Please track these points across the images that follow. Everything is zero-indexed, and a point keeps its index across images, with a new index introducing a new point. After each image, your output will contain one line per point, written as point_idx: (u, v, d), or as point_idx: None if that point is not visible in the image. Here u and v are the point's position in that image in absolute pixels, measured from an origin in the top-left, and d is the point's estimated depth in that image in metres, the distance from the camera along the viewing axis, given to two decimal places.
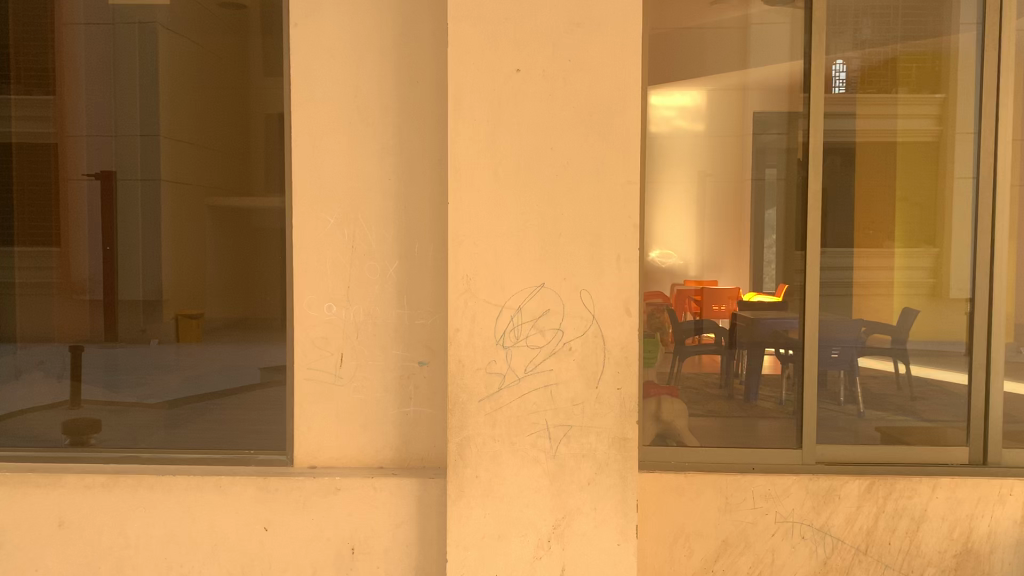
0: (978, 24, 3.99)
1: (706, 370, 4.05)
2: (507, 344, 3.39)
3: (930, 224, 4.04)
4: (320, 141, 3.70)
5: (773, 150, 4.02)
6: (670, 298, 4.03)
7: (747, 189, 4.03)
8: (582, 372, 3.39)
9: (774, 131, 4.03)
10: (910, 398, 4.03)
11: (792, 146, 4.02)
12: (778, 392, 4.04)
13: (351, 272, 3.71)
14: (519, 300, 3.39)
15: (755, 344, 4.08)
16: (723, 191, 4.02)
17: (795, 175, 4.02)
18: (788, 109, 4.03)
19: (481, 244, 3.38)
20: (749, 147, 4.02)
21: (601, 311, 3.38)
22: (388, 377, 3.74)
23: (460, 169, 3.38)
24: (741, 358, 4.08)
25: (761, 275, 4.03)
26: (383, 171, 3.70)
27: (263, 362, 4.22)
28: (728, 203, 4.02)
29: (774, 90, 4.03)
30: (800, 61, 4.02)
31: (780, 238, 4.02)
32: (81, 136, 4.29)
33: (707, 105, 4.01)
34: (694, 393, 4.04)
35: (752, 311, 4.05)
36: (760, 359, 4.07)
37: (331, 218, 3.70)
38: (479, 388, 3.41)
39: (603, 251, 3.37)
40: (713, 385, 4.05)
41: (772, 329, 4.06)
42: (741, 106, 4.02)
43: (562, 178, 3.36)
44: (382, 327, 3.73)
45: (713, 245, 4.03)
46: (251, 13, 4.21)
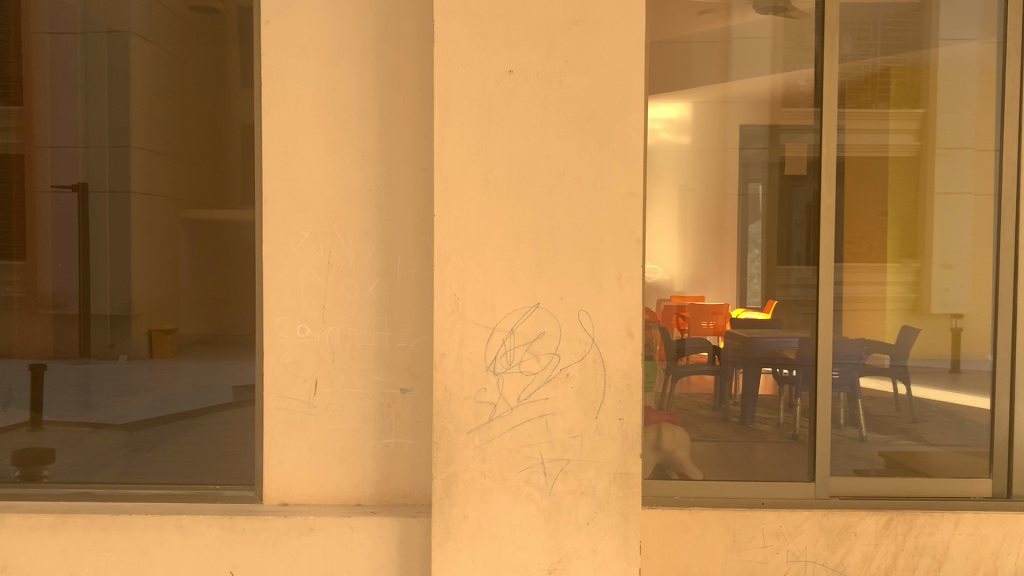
0: (978, 43, 3.81)
1: (700, 390, 3.85)
2: (498, 370, 3.09)
3: (910, 239, 3.85)
4: (293, 148, 3.40)
5: (755, 164, 3.81)
6: (656, 315, 3.81)
7: (729, 205, 3.79)
8: (580, 401, 3.10)
9: (757, 145, 3.81)
10: (912, 421, 3.83)
11: (775, 160, 3.80)
12: (776, 415, 3.85)
13: (326, 290, 3.41)
14: (512, 322, 3.09)
15: (751, 364, 3.89)
16: (707, 207, 3.77)
17: (784, 191, 3.79)
18: (770, 121, 3.80)
19: (470, 261, 3.09)
20: (733, 160, 3.79)
21: (600, 334, 3.09)
22: (367, 405, 3.43)
23: (447, 178, 3.09)
24: (736, 379, 3.89)
25: (745, 290, 3.83)
26: (362, 181, 3.40)
27: (235, 380, 3.95)
28: (711, 219, 3.78)
29: (756, 102, 3.80)
30: (782, 71, 3.80)
31: (766, 254, 3.81)
32: (46, 146, 4.15)
33: (692, 118, 3.77)
34: (688, 415, 3.85)
35: (746, 329, 3.87)
36: (757, 379, 3.88)
37: (305, 231, 3.40)
38: (468, 418, 3.11)
39: (603, 269, 3.09)
40: (706, 407, 3.85)
41: (769, 349, 3.85)
42: (723, 119, 3.80)
43: (558, 189, 3.08)
44: (361, 351, 3.42)
45: (699, 263, 3.79)
46: (228, 18, 3.96)
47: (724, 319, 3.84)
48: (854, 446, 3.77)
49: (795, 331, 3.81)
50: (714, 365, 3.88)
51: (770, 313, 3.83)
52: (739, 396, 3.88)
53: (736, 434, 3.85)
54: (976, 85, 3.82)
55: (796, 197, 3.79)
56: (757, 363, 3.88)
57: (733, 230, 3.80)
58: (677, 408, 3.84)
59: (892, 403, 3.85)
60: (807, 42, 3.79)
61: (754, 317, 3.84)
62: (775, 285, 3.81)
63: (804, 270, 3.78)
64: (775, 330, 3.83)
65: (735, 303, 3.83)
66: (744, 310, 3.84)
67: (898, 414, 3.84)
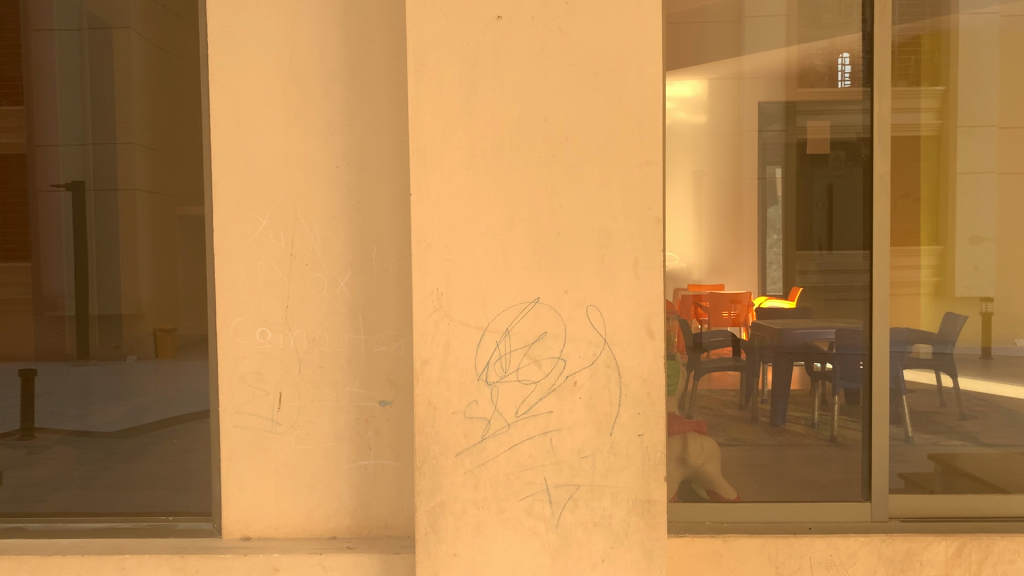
0: (999, 17, 3.35)
1: (723, 386, 3.40)
2: (491, 379, 2.57)
3: (934, 219, 3.31)
4: (246, 117, 2.88)
5: (769, 145, 3.25)
6: (673, 304, 3.29)
7: (746, 191, 3.27)
8: (592, 413, 2.57)
9: (774, 126, 3.27)
10: (959, 417, 3.46)
11: (792, 141, 3.24)
12: (811, 413, 3.37)
13: (291, 287, 2.89)
14: (507, 321, 2.57)
15: (781, 360, 3.44)
16: (721, 193, 3.24)
17: (803, 175, 3.23)
18: (785, 99, 3.27)
19: (456, 248, 2.56)
20: (748, 144, 3.27)
21: (614, 333, 2.56)
22: (340, 421, 2.92)
23: (426, 149, 2.56)
24: (765, 373, 3.45)
25: (763, 278, 3.31)
26: (330, 157, 2.88)
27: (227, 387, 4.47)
28: (730, 209, 3.26)
29: (775, 77, 3.28)
30: (797, 46, 3.29)
31: (787, 239, 3.28)
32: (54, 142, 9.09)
33: (709, 96, 3.23)
34: (711, 416, 3.37)
35: (779, 320, 3.40)
36: (790, 374, 3.42)
37: (263, 217, 2.88)
38: (457, 437, 2.58)
39: (616, 255, 2.56)
40: (732, 406, 3.40)
41: (803, 341, 3.42)
42: (739, 99, 3.27)
43: (559, 159, 2.55)
44: (331, 357, 2.91)
45: (713, 256, 3.28)
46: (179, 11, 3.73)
47: (746, 309, 3.35)
48: (901, 448, 3.31)
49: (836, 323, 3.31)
50: (738, 359, 3.45)
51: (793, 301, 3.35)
52: (768, 392, 3.43)
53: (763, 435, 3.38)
54: (998, 65, 3.36)
55: (817, 178, 3.20)
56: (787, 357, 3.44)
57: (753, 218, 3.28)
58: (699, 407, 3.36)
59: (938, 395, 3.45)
60: (822, 19, 3.22)
61: (780, 305, 3.35)
62: (791, 272, 3.28)
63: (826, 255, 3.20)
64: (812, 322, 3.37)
65: (756, 292, 3.31)
66: (766, 299, 3.33)
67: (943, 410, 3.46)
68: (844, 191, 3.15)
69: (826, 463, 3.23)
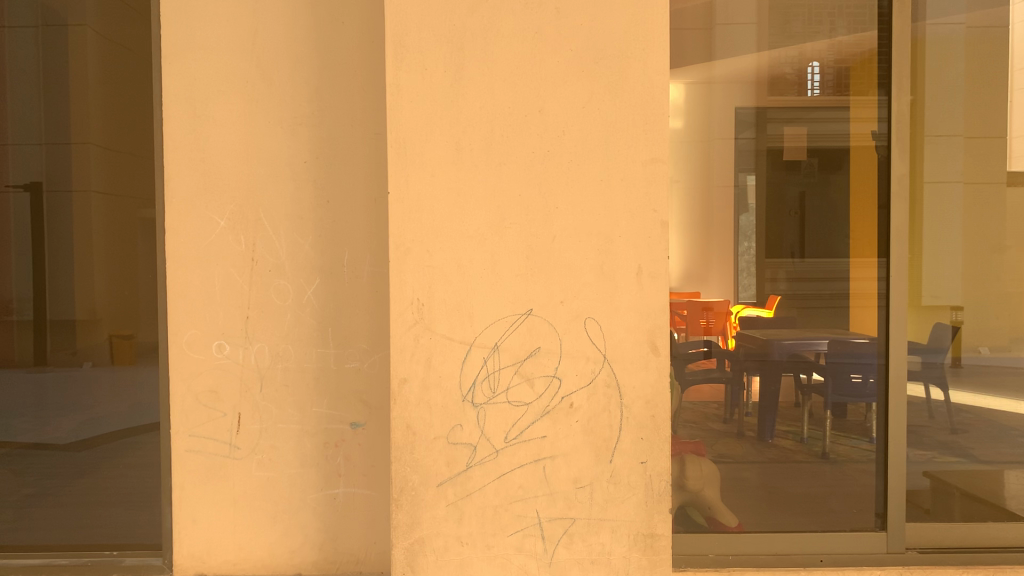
0: (964, 26, 2.99)
1: (704, 399, 3.13)
2: (478, 401, 2.29)
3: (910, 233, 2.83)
4: (202, 105, 2.58)
5: (739, 154, 2.92)
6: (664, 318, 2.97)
7: (719, 203, 2.90)
8: (589, 439, 2.31)
9: (744, 134, 2.92)
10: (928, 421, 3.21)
11: (763, 148, 2.91)
12: (799, 427, 3.43)
13: (252, 295, 2.59)
14: (496, 334, 2.29)
15: (768, 375, 3.16)
16: (700, 204, 2.88)
17: (777, 182, 2.94)
18: (754, 105, 2.92)
19: (439, 252, 2.28)
20: (721, 152, 2.90)
21: (615, 349, 2.30)
22: (306, 444, 2.62)
23: (404, 142, 2.28)
24: (751, 385, 3.17)
25: (735, 284, 2.99)
26: (296, 151, 2.60)
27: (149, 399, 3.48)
28: (706, 221, 2.88)
29: (744, 84, 2.92)
30: (769, 49, 2.97)
31: (760, 246, 2.97)
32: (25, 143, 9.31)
33: (685, 100, 2.89)
34: (698, 430, 3.07)
35: (763, 330, 3.33)
36: (778, 388, 3.15)
37: (221, 216, 2.58)
38: (438, 466, 2.30)
39: (617, 262, 2.30)
40: (716, 420, 3.09)
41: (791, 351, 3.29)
42: (708, 105, 2.89)
43: (553, 154, 2.29)
44: (297, 374, 2.61)
45: (687, 269, 2.90)
46: None
47: (722, 318, 3.01)
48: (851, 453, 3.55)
49: (832, 334, 3.15)
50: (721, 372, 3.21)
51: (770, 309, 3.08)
52: (755, 405, 3.16)
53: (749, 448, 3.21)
54: (964, 74, 2.97)
55: (788, 186, 2.95)
56: (778, 370, 3.18)
57: (724, 229, 2.92)
58: (681, 422, 3.08)
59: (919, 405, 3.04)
60: (793, 28, 2.98)
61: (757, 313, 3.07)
62: (762, 279, 2.99)
63: (798, 264, 2.97)
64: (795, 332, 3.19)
65: (731, 300, 3.00)
66: (743, 307, 3.03)
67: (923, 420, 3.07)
68: (818, 199, 2.93)
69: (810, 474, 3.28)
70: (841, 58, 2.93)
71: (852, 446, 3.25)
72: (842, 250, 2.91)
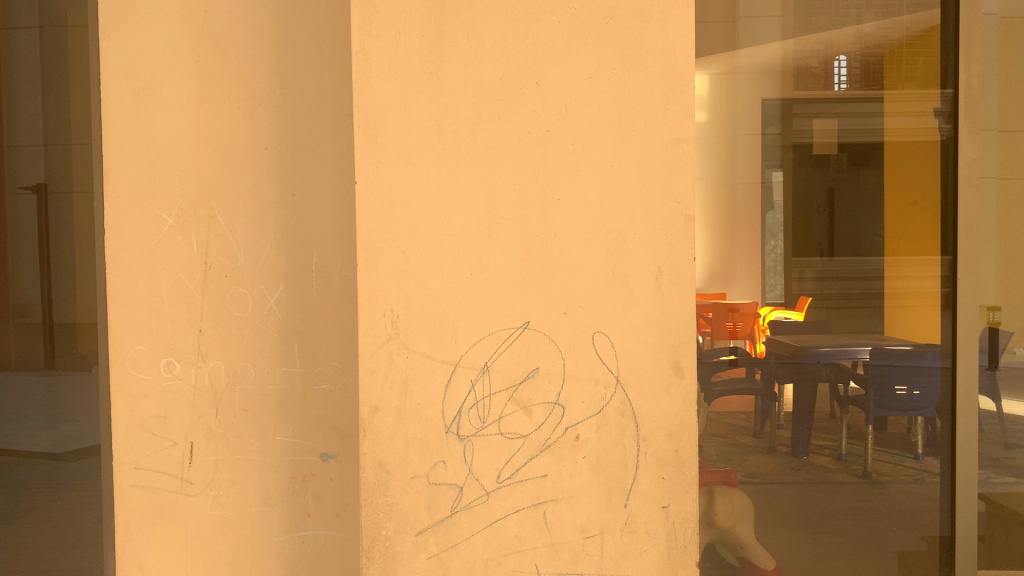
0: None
1: (734, 411, 2.45)
2: (464, 433, 1.90)
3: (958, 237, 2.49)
4: (145, 83, 2.20)
5: (766, 149, 2.44)
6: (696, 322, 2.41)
7: (745, 208, 2.44)
8: (599, 479, 1.91)
9: (771, 128, 2.44)
10: (1002, 448, 2.49)
11: (789, 143, 2.44)
12: (839, 442, 2.48)
13: (205, 305, 2.22)
14: (487, 352, 1.90)
15: (801, 381, 2.47)
16: (724, 208, 2.43)
17: (805, 179, 2.45)
18: (780, 97, 2.44)
19: (415, 254, 1.89)
20: (746, 151, 2.43)
21: (629, 369, 1.90)
22: (269, 480, 2.25)
23: (374, 121, 1.89)
24: (785, 393, 2.47)
25: (760, 285, 2.46)
26: (256, 136, 2.22)
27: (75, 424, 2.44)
28: (730, 231, 2.43)
29: (771, 74, 2.44)
30: (793, 39, 2.45)
31: (787, 246, 2.46)
32: None
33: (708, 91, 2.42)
34: (722, 447, 2.45)
35: (795, 335, 2.46)
36: (813, 395, 2.48)
37: (169, 213, 2.21)
38: (417, 512, 1.90)
39: (632, 265, 1.90)
40: (745, 433, 2.45)
41: (827, 360, 2.47)
42: (731, 98, 2.42)
43: (554, 134, 1.90)
44: (258, 398, 2.24)
45: (713, 269, 2.43)
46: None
47: (749, 321, 2.44)
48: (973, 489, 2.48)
49: (876, 339, 2.49)
50: (753, 380, 2.46)
51: (803, 313, 2.46)
52: (788, 415, 2.48)
53: (786, 473, 2.47)
54: (1007, 55, 2.47)
55: (815, 184, 2.45)
56: (812, 380, 2.48)
57: (749, 239, 2.44)
58: (704, 436, 2.45)
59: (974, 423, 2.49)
60: (817, 21, 2.46)
61: (788, 318, 2.45)
62: (788, 279, 2.47)
63: (830, 267, 2.48)
64: (833, 340, 2.47)
65: (758, 302, 2.46)
66: (772, 311, 2.45)
67: (982, 440, 2.49)
68: (849, 197, 2.47)
69: (871, 509, 2.48)
70: (870, 51, 2.47)
71: (900, 464, 2.50)
72: (874, 247, 2.48)
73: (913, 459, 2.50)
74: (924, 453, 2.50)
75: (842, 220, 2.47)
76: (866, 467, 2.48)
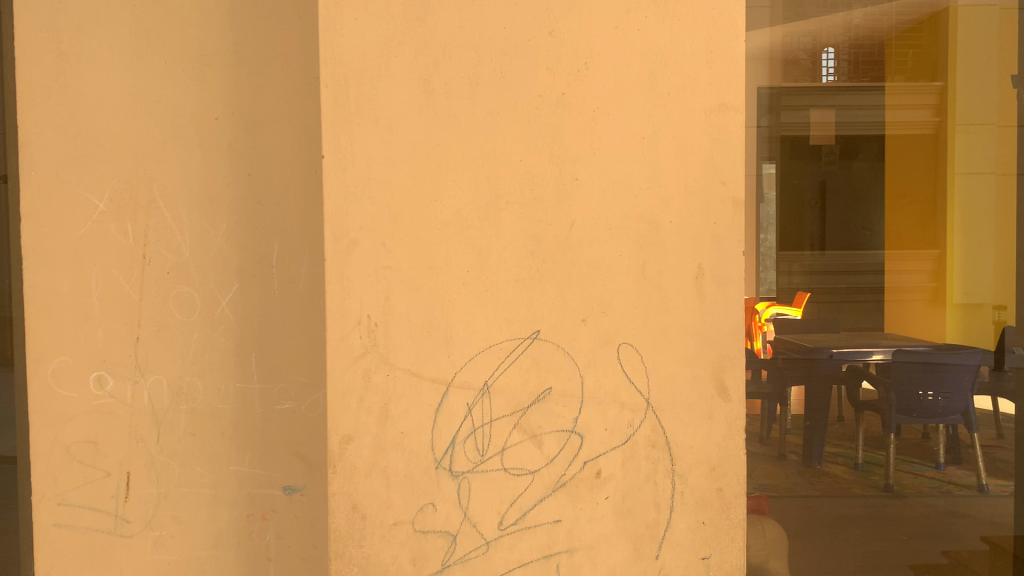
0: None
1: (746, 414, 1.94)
2: (457, 470, 1.53)
3: (961, 252, 1.96)
4: (71, 37, 1.81)
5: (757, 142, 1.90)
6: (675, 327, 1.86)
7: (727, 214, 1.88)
8: (624, 525, 1.55)
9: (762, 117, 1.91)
10: None
11: (780, 137, 1.92)
12: (854, 450, 1.95)
13: (144, 308, 1.84)
14: (488, 370, 1.53)
15: (813, 381, 1.93)
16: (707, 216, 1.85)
17: (798, 173, 1.92)
18: (768, 84, 1.92)
19: (399, 245, 1.52)
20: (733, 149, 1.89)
21: (661, 389, 1.54)
22: (221, 517, 1.87)
23: (346, 80, 1.51)
24: (794, 394, 1.93)
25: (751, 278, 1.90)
26: (205, 104, 1.84)
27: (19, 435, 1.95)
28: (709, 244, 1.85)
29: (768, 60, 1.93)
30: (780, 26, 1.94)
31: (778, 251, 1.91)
32: None
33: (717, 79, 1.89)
34: None
35: (801, 333, 1.92)
36: (826, 398, 1.93)
37: (100, 196, 1.82)
38: (400, 566, 1.53)
39: (667, 260, 1.53)
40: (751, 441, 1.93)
41: (839, 357, 1.91)
42: None
43: (571, 97, 1.53)
44: (208, 420, 1.86)
45: None
46: None
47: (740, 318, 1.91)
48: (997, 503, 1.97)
49: (902, 339, 1.94)
50: (759, 380, 1.93)
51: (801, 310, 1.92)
52: (798, 420, 1.94)
53: (801, 488, 1.94)
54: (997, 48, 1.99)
55: (806, 177, 1.92)
56: (825, 379, 1.93)
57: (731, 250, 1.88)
58: None
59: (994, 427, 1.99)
60: (806, 10, 1.96)
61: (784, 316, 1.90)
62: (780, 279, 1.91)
63: (826, 277, 1.93)
64: (845, 339, 1.92)
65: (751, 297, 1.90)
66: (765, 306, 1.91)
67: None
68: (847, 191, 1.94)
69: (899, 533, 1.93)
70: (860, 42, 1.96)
71: (922, 476, 1.95)
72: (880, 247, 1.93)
73: (935, 469, 1.95)
74: (945, 462, 1.96)
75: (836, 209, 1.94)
76: (887, 479, 1.95)
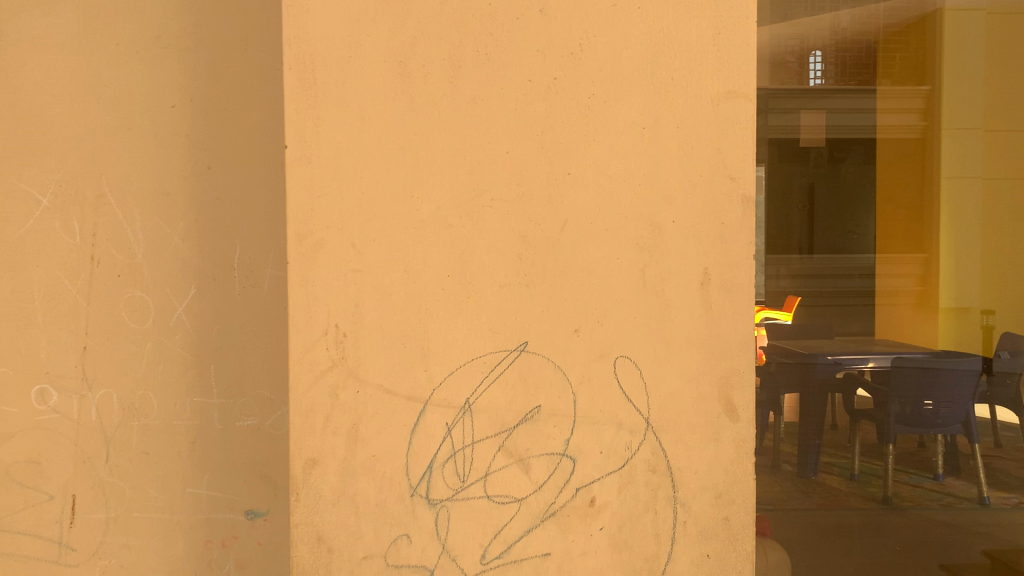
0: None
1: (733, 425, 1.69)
2: (435, 497, 1.37)
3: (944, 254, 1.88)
4: (9, 16, 1.63)
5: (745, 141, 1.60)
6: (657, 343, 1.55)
7: None
8: (621, 558, 1.39)
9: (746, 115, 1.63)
10: None
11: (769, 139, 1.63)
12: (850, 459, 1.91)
13: (91, 314, 1.67)
14: (471, 387, 1.37)
15: (810, 390, 1.83)
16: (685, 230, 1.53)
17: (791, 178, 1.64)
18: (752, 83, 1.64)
19: (370, 246, 1.36)
20: None
21: (662, 407, 1.39)
22: (177, 544, 1.70)
23: (312, 62, 1.35)
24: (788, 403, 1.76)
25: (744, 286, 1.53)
26: (158, 91, 1.67)
27: None
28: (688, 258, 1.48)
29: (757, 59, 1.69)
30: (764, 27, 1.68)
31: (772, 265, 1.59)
32: None
33: None
34: None
35: (795, 341, 1.77)
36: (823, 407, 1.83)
37: (43, 190, 1.65)
38: None
39: (670, 265, 1.38)
40: None
41: (834, 363, 1.82)
42: None
43: (564, 84, 1.37)
44: (161, 438, 1.69)
45: None
46: None
47: None
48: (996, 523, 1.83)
49: (895, 345, 1.82)
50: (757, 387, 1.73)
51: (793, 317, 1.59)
52: (794, 429, 1.78)
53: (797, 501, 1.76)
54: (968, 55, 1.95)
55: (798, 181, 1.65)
56: (821, 388, 1.85)
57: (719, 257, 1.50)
58: None
59: (989, 435, 2.14)
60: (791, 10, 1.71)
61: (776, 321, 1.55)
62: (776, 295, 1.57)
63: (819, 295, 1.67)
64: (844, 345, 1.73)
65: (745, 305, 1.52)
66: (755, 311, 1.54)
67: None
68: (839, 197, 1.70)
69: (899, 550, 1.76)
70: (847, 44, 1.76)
71: (919, 486, 1.93)
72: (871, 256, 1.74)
73: (933, 480, 1.97)
74: (940, 475, 1.99)
75: (829, 213, 1.70)
76: (884, 490, 1.89)
